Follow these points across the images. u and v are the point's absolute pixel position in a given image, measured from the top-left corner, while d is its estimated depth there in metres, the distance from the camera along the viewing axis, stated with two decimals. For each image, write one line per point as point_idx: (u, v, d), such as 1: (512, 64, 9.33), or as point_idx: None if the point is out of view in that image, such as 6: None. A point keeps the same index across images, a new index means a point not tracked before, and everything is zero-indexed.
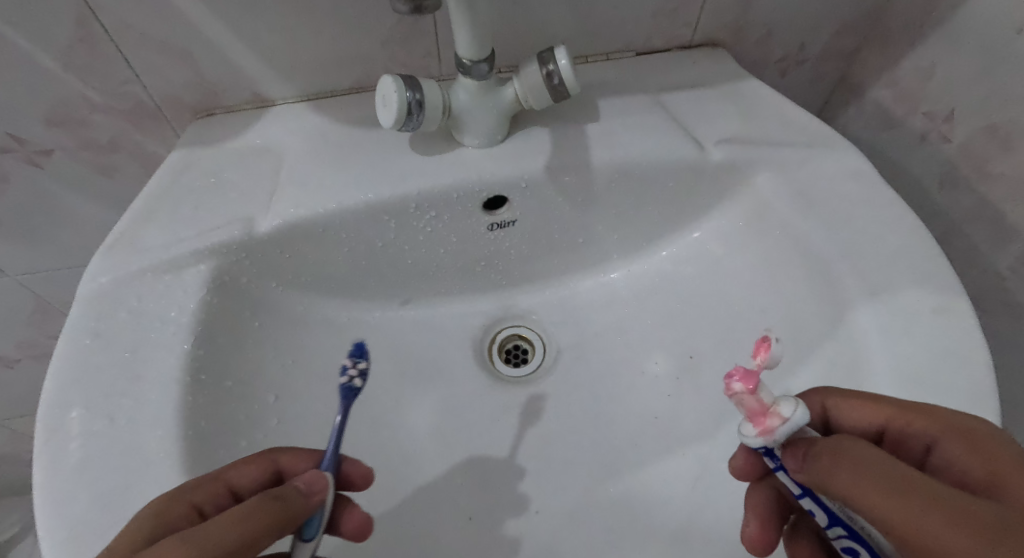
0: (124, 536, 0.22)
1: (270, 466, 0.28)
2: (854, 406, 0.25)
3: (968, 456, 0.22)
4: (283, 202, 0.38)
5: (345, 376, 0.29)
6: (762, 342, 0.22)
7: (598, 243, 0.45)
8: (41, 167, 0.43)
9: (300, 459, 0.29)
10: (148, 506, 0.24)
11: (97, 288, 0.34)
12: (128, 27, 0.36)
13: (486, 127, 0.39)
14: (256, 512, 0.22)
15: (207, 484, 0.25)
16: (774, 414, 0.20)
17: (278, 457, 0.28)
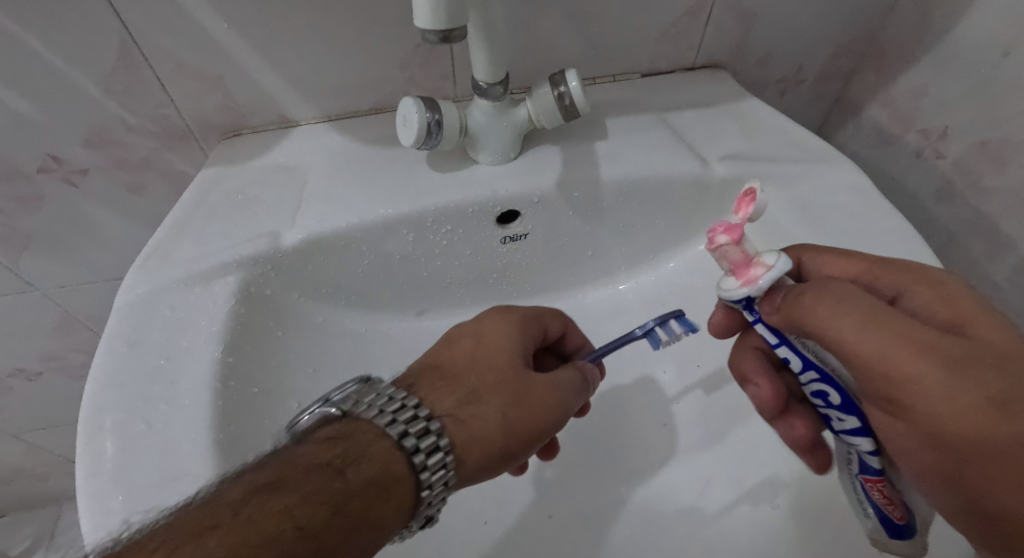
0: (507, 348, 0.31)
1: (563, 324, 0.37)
2: (830, 261, 0.30)
3: (929, 302, 0.27)
4: (308, 217, 0.39)
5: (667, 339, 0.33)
6: (745, 199, 0.29)
7: (606, 256, 0.47)
8: (75, 185, 0.45)
9: (579, 335, 0.38)
10: (514, 327, 0.33)
11: (133, 299, 0.35)
12: (167, 54, 0.38)
13: (500, 145, 0.41)
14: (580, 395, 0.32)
15: (534, 324, 0.34)
16: (758, 263, 0.26)
17: (571, 325, 0.37)
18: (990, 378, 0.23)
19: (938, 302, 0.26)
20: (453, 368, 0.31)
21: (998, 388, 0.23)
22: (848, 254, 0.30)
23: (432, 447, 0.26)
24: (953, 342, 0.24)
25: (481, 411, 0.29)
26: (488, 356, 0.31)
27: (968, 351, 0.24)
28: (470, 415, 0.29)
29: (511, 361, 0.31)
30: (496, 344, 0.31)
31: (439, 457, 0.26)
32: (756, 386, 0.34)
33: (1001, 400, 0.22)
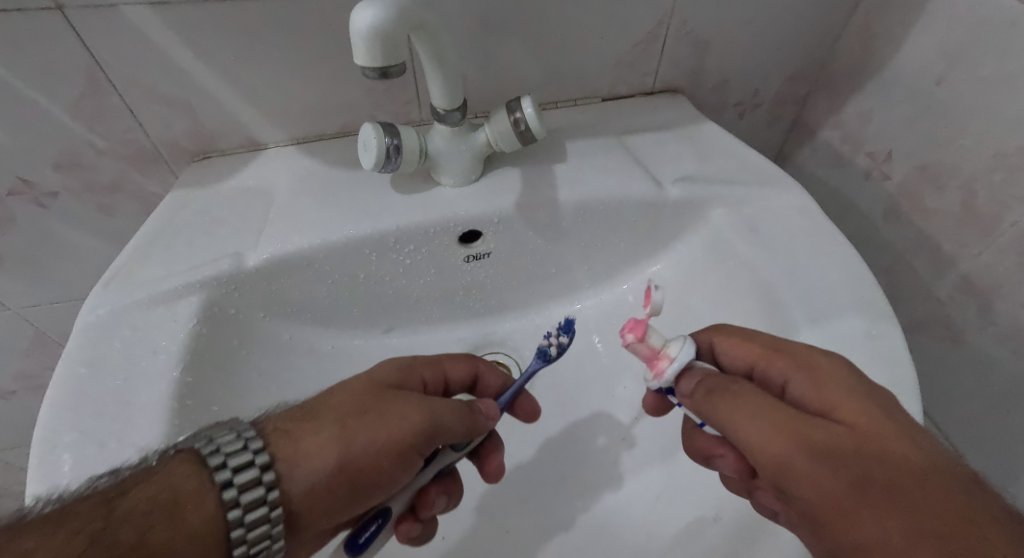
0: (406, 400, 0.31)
1: (438, 372, 0.37)
2: (732, 344, 0.31)
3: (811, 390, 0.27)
4: (272, 237, 0.40)
5: (547, 341, 0.37)
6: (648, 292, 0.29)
7: (568, 274, 0.48)
8: (46, 207, 0.46)
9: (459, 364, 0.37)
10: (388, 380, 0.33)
11: (95, 319, 0.36)
12: (134, 81, 0.39)
13: (461, 168, 0.42)
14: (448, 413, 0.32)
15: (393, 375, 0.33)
16: (664, 355, 0.29)
17: (442, 365, 0.37)
18: (858, 462, 0.23)
19: (815, 390, 0.27)
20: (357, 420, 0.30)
21: (866, 469, 0.23)
22: (747, 337, 0.30)
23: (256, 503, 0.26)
24: (825, 426, 0.24)
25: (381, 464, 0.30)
26: (351, 387, 0.31)
27: (842, 437, 0.24)
28: (318, 441, 0.28)
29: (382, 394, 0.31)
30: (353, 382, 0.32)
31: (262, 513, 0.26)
32: (722, 457, 0.31)
33: (869, 481, 0.22)
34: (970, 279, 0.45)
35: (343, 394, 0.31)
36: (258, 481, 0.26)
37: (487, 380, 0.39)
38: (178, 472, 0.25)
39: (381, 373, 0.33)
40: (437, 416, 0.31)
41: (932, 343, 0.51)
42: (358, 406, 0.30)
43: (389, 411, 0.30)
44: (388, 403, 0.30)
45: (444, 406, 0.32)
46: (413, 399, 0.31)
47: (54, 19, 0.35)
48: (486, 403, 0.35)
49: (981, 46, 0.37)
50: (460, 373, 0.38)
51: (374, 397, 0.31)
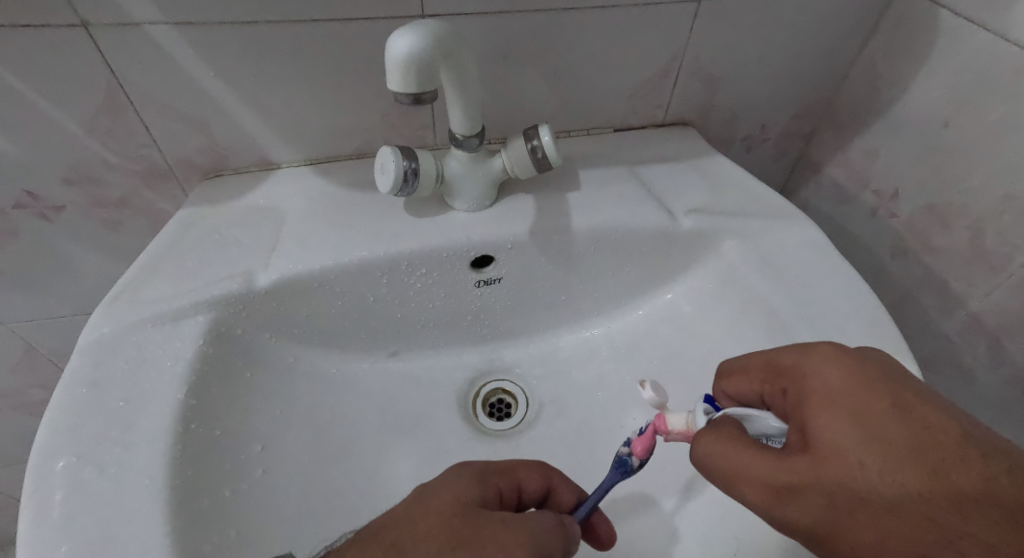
0: (495, 518, 0.28)
1: (514, 481, 0.33)
2: (736, 382, 0.31)
3: (802, 409, 0.26)
4: (283, 258, 0.40)
5: (624, 451, 0.33)
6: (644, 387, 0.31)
7: (578, 302, 0.48)
8: (50, 222, 0.45)
9: (533, 474, 0.34)
10: (469, 488, 0.30)
11: (98, 337, 0.35)
12: (153, 99, 0.39)
13: (476, 193, 0.42)
14: (545, 534, 0.28)
15: (473, 488, 0.30)
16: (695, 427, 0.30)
17: (518, 473, 0.33)
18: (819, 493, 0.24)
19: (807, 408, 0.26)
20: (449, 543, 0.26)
21: (828, 504, 0.24)
22: (745, 370, 0.31)
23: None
24: (793, 458, 0.25)
25: None
26: (411, 517, 0.27)
27: (812, 472, 0.24)
28: None
29: (462, 506, 0.28)
30: (426, 504, 0.28)
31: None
32: None
33: (829, 511, 0.24)
34: (979, 318, 0.45)
35: (406, 523, 0.27)
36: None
37: (561, 497, 0.35)
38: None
39: (463, 491, 0.29)
40: (537, 540, 0.27)
41: (943, 378, 0.51)
42: (435, 529, 0.27)
43: (489, 536, 0.26)
44: (479, 532, 0.27)
45: (542, 529, 0.28)
46: (510, 522, 0.28)
47: (78, 35, 0.35)
48: (569, 518, 0.31)
49: (989, 91, 0.39)
50: (536, 485, 0.34)
51: (458, 520, 0.27)
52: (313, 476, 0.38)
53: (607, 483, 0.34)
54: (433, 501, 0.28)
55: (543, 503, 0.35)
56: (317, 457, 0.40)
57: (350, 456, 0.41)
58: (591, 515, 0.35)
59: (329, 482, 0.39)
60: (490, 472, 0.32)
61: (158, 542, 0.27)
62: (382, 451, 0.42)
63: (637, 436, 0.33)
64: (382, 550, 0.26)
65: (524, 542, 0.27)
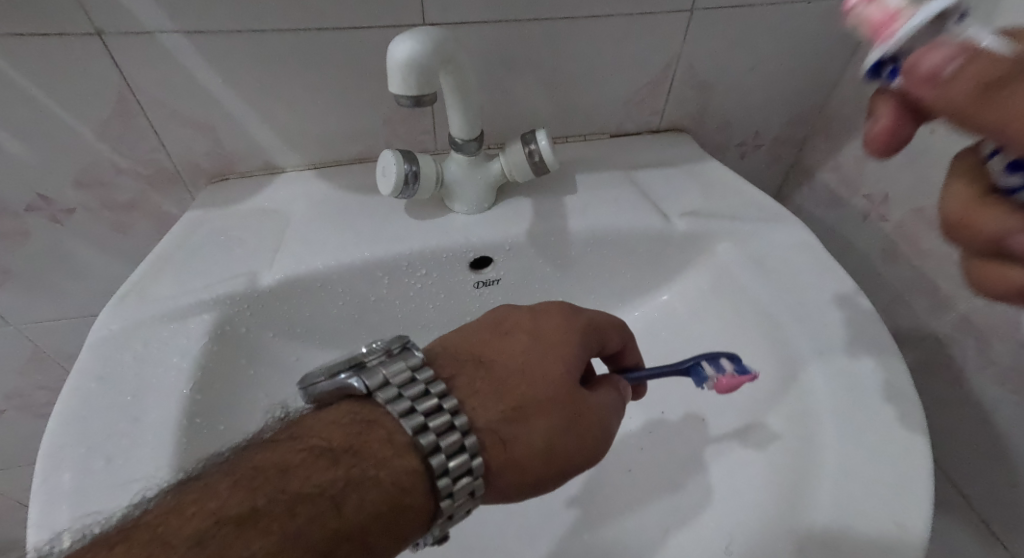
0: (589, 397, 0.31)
1: (602, 340, 0.34)
2: None
3: None
4: (287, 258, 0.41)
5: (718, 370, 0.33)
6: None
7: (575, 303, 0.49)
8: (61, 224, 0.46)
9: (617, 336, 0.35)
10: (573, 346, 0.32)
11: (107, 334, 0.36)
12: (163, 104, 0.41)
13: (474, 196, 0.43)
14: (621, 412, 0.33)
15: (577, 348, 0.32)
16: (902, 12, 0.23)
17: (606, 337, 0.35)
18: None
19: None
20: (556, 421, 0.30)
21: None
22: None
23: (462, 470, 0.27)
24: None
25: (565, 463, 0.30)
26: (534, 373, 0.31)
27: None
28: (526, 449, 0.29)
29: (570, 371, 0.31)
30: (546, 364, 0.31)
31: (464, 461, 0.27)
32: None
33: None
34: (968, 318, 0.45)
35: (529, 380, 0.30)
36: (462, 448, 0.27)
37: (628, 355, 0.37)
38: (370, 431, 0.27)
39: (572, 355, 0.32)
40: (616, 412, 0.32)
41: None
42: (553, 400, 0.30)
43: (588, 416, 0.30)
44: (583, 408, 0.30)
45: (620, 400, 0.33)
46: (602, 401, 0.32)
47: (93, 42, 0.36)
48: (626, 384, 0.34)
49: None
50: (615, 344, 0.35)
51: (566, 391, 0.30)
52: None
53: (667, 370, 0.34)
54: (554, 364, 0.31)
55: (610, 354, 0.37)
56: None
57: None
58: (639, 383, 0.36)
59: None
60: (584, 330, 0.33)
61: None
62: None
63: (733, 373, 0.32)
64: (508, 403, 0.30)
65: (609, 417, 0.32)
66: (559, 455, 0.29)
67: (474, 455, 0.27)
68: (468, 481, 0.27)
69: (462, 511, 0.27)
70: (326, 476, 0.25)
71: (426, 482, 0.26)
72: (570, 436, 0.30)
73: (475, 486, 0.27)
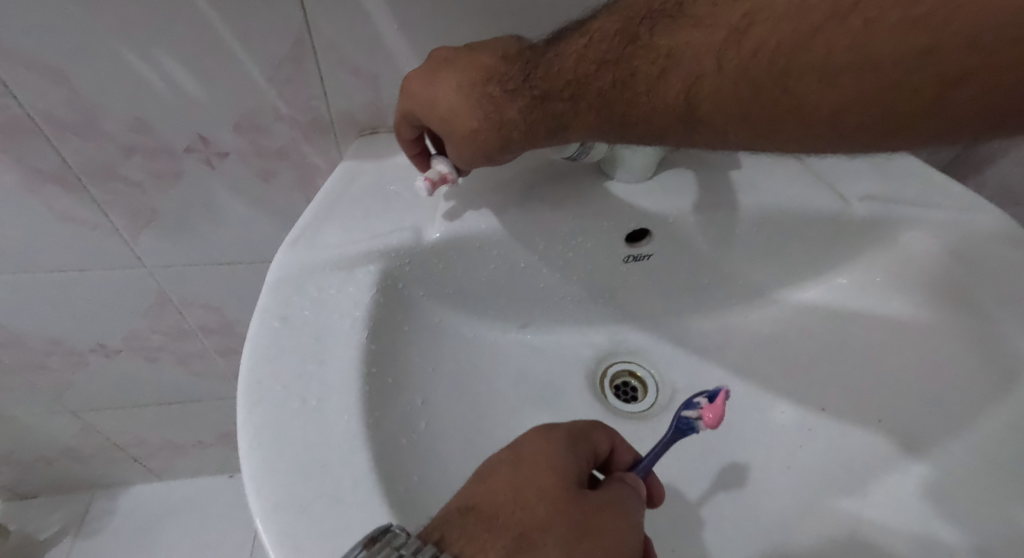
0: (594, 501, 0.28)
1: (590, 442, 0.32)
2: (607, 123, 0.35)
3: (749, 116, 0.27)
4: (448, 215, 0.40)
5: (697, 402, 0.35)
6: None
7: (722, 287, 0.46)
8: (212, 168, 0.47)
9: (605, 436, 0.33)
10: (551, 447, 0.30)
11: (282, 275, 0.35)
12: (335, 49, 0.40)
13: (641, 163, 0.41)
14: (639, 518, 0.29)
15: (557, 456, 0.29)
16: None
17: (594, 437, 0.32)
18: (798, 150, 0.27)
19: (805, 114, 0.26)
20: (572, 538, 0.26)
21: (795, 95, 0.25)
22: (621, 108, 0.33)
23: None
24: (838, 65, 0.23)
25: None
26: (529, 505, 0.27)
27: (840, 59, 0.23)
28: None
29: (562, 482, 0.28)
30: (537, 484, 0.28)
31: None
32: None
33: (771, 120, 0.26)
34: None
35: (524, 507, 0.27)
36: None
37: (622, 455, 0.34)
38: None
39: (561, 462, 0.29)
40: (636, 516, 0.29)
41: None
42: (557, 518, 0.26)
43: (602, 524, 0.27)
44: (598, 521, 0.27)
45: (629, 497, 0.30)
46: (615, 509, 0.28)
47: None
48: (634, 476, 0.32)
49: None
50: (604, 444, 0.33)
51: (565, 504, 0.27)
52: (462, 434, 0.38)
53: (665, 437, 0.35)
54: (544, 480, 0.28)
55: (603, 464, 0.34)
56: (462, 416, 0.39)
57: (492, 421, 0.40)
58: (648, 472, 0.34)
59: (477, 442, 0.39)
60: (551, 434, 0.30)
61: (369, 478, 0.27)
62: (521, 418, 0.42)
63: (709, 404, 0.35)
64: (509, 537, 0.25)
65: (630, 524, 0.28)
66: None
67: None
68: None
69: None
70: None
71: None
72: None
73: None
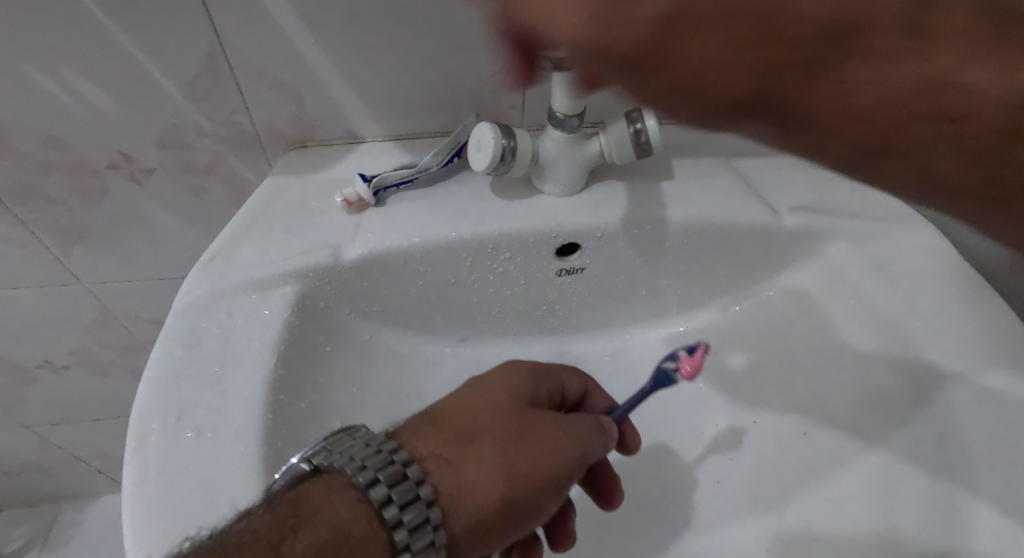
0: (545, 424, 0.31)
1: (558, 378, 0.35)
2: None
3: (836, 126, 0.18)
4: (369, 233, 0.39)
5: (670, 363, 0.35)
6: None
7: (660, 298, 0.46)
8: (139, 184, 0.46)
9: (575, 378, 0.37)
10: (513, 375, 0.33)
11: (192, 299, 0.35)
12: (251, 64, 0.39)
13: (567, 177, 0.40)
14: (585, 441, 0.31)
15: (520, 382, 0.33)
16: None
17: (563, 374, 0.36)
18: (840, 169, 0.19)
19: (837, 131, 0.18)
20: (507, 452, 0.29)
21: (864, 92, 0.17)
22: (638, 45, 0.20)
23: (419, 518, 0.26)
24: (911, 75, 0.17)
25: (525, 489, 0.29)
26: (497, 450, 0.29)
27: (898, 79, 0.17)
28: (473, 475, 0.28)
29: (515, 402, 0.31)
30: (491, 402, 0.31)
31: (419, 510, 0.26)
32: None
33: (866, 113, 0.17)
34: None
35: (474, 418, 0.30)
36: (427, 519, 0.26)
37: (595, 399, 0.37)
38: (321, 488, 0.25)
39: (517, 388, 0.32)
40: (585, 440, 0.31)
41: None
42: (501, 431, 0.30)
43: (542, 439, 0.30)
44: (540, 435, 0.30)
45: (585, 428, 0.32)
46: (562, 428, 0.31)
47: None
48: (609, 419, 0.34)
49: None
50: (575, 386, 0.36)
51: (513, 418, 0.31)
52: None
53: (641, 392, 0.35)
54: (499, 396, 0.31)
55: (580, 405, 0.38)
56: None
57: None
58: (624, 420, 0.37)
59: None
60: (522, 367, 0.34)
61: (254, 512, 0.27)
62: None
63: (688, 355, 0.34)
64: (448, 434, 0.30)
65: (572, 442, 0.31)
66: (514, 478, 0.28)
67: (431, 505, 0.26)
68: (427, 532, 0.26)
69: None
70: (257, 542, 0.22)
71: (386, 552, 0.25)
72: (524, 469, 0.29)
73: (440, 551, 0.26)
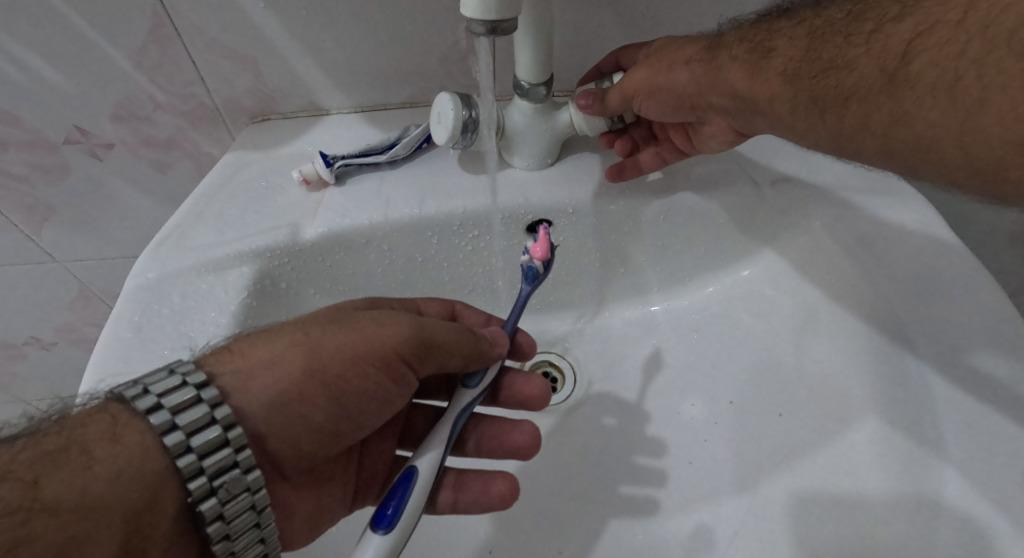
0: (373, 312, 0.29)
1: (413, 307, 0.37)
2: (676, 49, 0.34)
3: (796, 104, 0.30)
4: (329, 210, 0.38)
5: (528, 260, 0.34)
6: None
7: (639, 273, 0.45)
8: (100, 160, 0.44)
9: (434, 304, 0.38)
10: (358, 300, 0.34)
11: (143, 281, 0.34)
12: (199, 31, 0.37)
13: (536, 149, 0.38)
14: (419, 321, 0.30)
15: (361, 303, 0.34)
16: None
17: (419, 301, 0.37)
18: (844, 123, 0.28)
19: (800, 110, 0.30)
20: (319, 333, 0.28)
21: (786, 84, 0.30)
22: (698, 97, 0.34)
23: (201, 422, 0.24)
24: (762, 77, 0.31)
25: (338, 364, 0.28)
26: (308, 335, 0.28)
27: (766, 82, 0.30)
28: (263, 351, 0.27)
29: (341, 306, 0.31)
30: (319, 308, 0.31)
31: (200, 414, 0.24)
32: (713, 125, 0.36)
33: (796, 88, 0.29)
34: None
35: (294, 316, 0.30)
36: (211, 421, 0.24)
37: (467, 318, 0.38)
38: (85, 420, 0.23)
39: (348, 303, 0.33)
40: (420, 325, 0.29)
41: None
42: (313, 315, 0.29)
43: (360, 319, 0.29)
44: (359, 316, 0.29)
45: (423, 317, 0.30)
46: (394, 313, 0.30)
47: None
48: (490, 332, 0.33)
49: None
50: (437, 311, 0.37)
51: (334, 311, 0.30)
52: None
53: (523, 296, 0.34)
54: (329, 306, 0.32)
55: None
56: None
57: None
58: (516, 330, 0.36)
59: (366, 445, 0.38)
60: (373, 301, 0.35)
61: None
62: None
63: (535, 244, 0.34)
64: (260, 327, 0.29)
65: (400, 322, 0.29)
66: (318, 351, 0.27)
67: (216, 406, 0.25)
68: (213, 432, 0.24)
69: (239, 493, 0.25)
70: None
71: (168, 471, 0.24)
72: (335, 342, 0.28)
73: (239, 458, 0.25)
